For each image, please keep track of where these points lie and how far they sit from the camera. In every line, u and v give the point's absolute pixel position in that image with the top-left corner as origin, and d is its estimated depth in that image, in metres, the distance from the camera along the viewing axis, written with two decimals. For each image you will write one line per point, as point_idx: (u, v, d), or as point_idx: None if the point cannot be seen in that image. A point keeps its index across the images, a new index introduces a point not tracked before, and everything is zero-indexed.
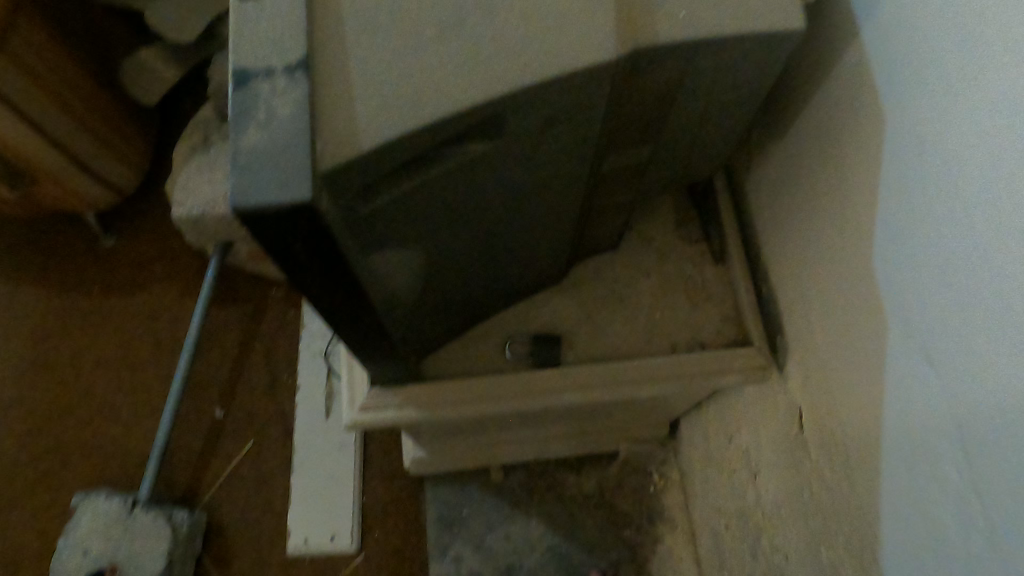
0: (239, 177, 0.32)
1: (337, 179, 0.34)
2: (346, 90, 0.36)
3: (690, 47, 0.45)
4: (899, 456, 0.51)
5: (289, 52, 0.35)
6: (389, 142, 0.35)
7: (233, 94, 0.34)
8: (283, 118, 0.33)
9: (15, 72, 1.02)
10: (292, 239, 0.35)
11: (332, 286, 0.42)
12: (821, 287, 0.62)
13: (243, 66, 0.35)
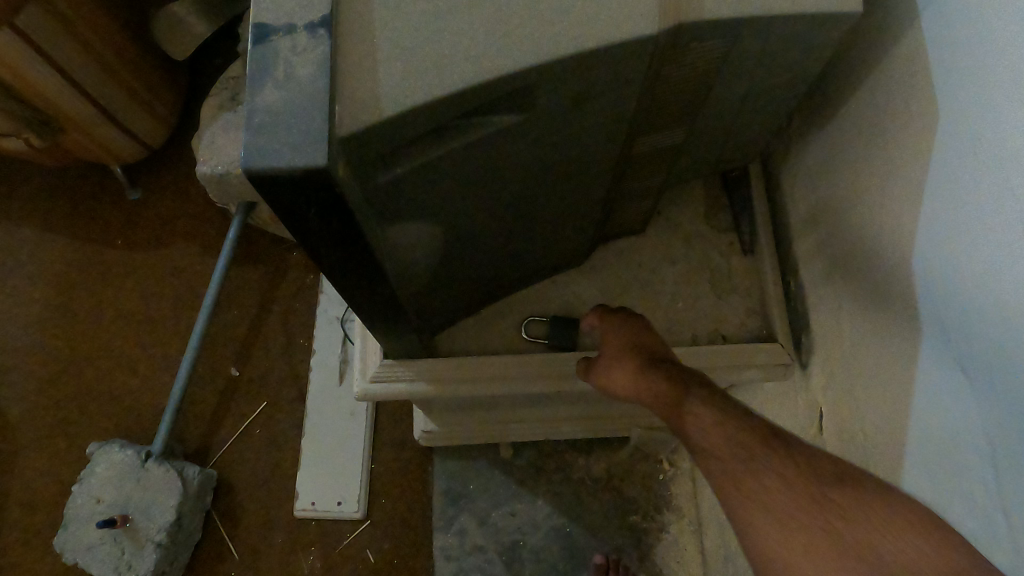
0: (253, 136, 0.31)
1: (354, 144, 0.33)
2: (369, 51, 0.34)
3: (734, 27, 0.42)
4: (934, 468, 0.51)
5: (312, 6, 0.33)
6: (411, 108, 0.33)
7: (252, 48, 0.32)
8: (302, 77, 0.31)
9: (47, 19, 1.02)
10: (305, 203, 0.34)
11: (345, 254, 0.41)
12: (858, 288, 0.61)
13: (264, 18, 0.33)
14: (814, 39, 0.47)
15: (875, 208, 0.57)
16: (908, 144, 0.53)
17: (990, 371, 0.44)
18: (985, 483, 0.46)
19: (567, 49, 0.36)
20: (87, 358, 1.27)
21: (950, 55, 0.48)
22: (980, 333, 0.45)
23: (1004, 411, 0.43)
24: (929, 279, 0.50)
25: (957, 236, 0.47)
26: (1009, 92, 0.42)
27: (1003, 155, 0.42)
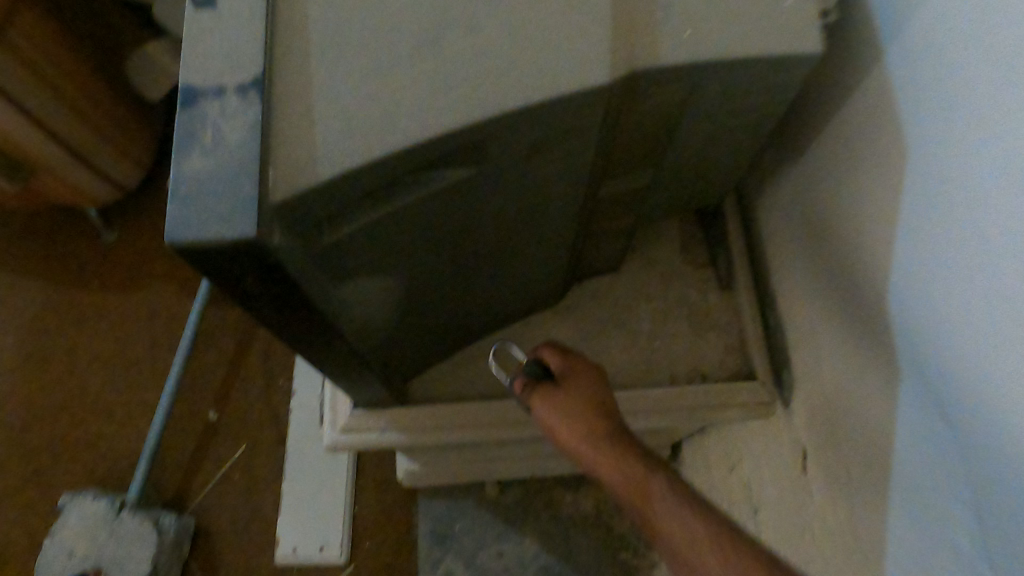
0: (181, 208, 0.29)
1: (292, 208, 0.32)
2: (305, 111, 0.32)
3: (694, 69, 0.41)
4: (913, 518, 0.49)
5: (244, 69, 0.32)
6: (351, 169, 0.32)
7: (180, 115, 0.31)
8: (233, 143, 0.30)
9: (15, 65, 1.00)
10: (244, 273, 0.32)
11: (294, 317, 0.39)
12: (837, 325, 0.59)
13: (192, 82, 0.32)
14: (782, 80, 0.46)
15: (850, 245, 0.56)
16: (877, 181, 0.52)
17: (960, 418, 0.43)
18: (967, 533, 0.43)
19: (515, 102, 0.35)
20: (62, 405, 1.24)
21: (906, 90, 0.47)
22: (950, 379, 0.43)
23: (977, 462, 0.41)
24: (907, 317, 0.48)
25: (923, 277, 0.46)
26: (967, 132, 0.41)
27: (966, 196, 0.41)
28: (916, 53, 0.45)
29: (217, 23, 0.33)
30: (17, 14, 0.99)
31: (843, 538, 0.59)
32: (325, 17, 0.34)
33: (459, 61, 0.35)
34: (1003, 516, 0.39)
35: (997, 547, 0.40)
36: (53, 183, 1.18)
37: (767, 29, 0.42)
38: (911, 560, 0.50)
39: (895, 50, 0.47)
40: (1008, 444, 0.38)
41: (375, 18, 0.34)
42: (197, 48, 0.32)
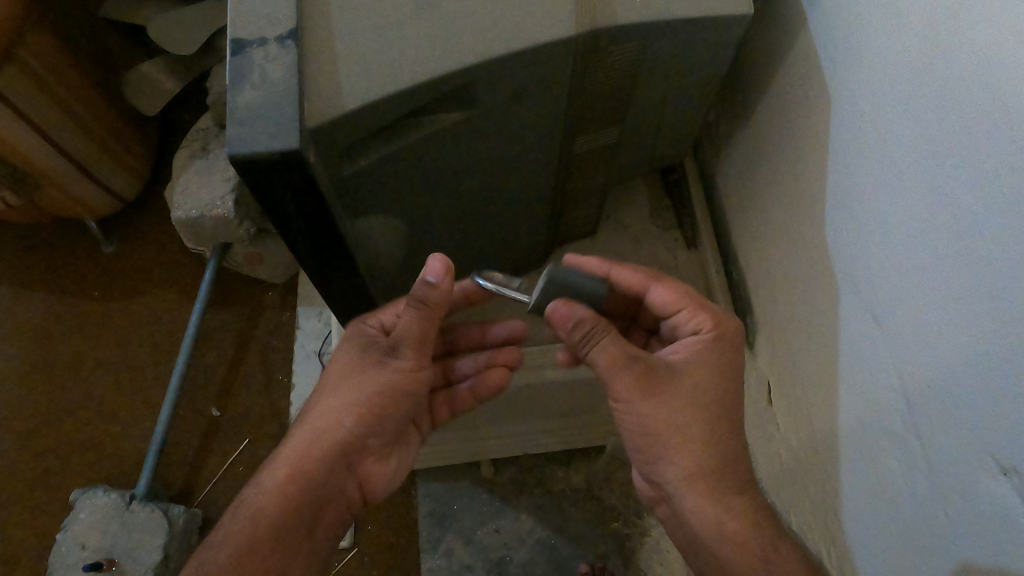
0: (236, 129, 0.38)
1: (323, 134, 0.39)
2: (332, 59, 0.40)
3: (645, 29, 0.50)
4: (856, 416, 0.57)
5: (281, 24, 0.40)
6: (371, 103, 0.40)
7: (231, 61, 0.40)
8: (275, 80, 0.38)
9: (24, 80, 1.07)
10: (283, 190, 0.40)
11: (320, 242, 0.47)
12: (790, 264, 0.68)
13: (239, 37, 0.40)
14: (721, 39, 0.54)
15: (801, 190, 0.65)
16: (820, 131, 0.61)
17: (893, 314, 0.52)
18: (898, 411, 0.52)
19: (499, 50, 0.43)
20: (67, 409, 1.27)
21: (845, 51, 0.56)
22: (884, 285, 0.53)
23: (908, 347, 0.50)
24: (842, 246, 0.59)
25: (860, 205, 0.56)
26: (890, 80, 0.51)
27: (891, 130, 0.51)
28: (851, 21, 0.55)
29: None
30: (26, 33, 1.06)
31: (806, 451, 0.67)
32: None
33: (452, 17, 0.43)
34: (928, 387, 0.48)
35: (918, 419, 0.49)
36: (57, 195, 1.24)
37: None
38: (856, 452, 0.58)
39: (836, 18, 0.57)
40: (934, 324, 0.47)
41: None
42: (242, 12, 0.41)
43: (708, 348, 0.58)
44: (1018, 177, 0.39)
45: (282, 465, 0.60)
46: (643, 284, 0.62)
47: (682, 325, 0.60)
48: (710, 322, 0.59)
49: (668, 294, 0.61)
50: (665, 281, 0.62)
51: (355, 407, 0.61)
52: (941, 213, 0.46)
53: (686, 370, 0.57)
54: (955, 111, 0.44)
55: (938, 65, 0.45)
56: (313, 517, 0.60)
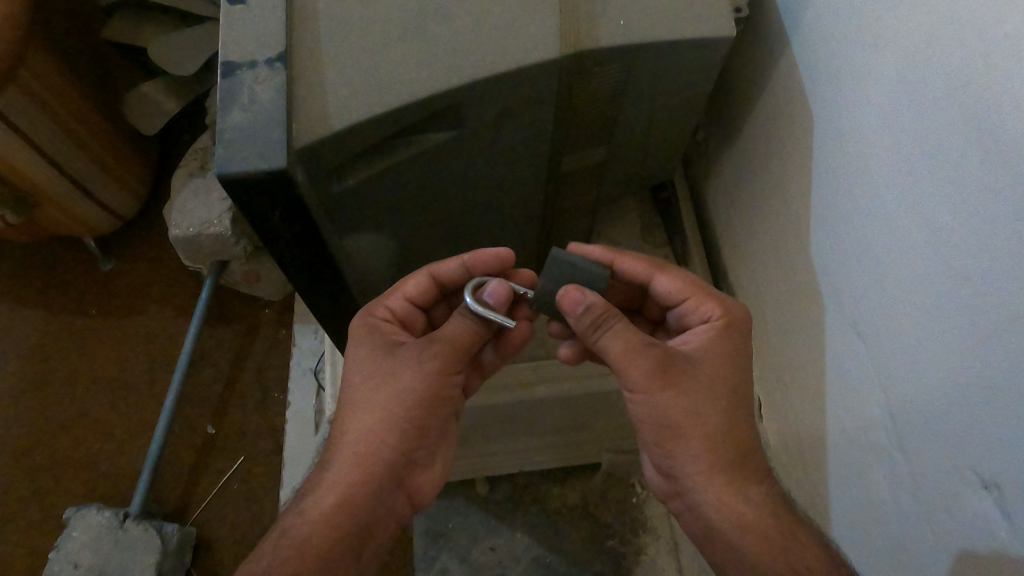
0: (224, 149, 0.39)
1: (310, 154, 0.40)
2: (319, 80, 0.41)
3: (628, 50, 0.51)
4: (843, 433, 0.58)
5: (270, 47, 0.41)
6: (356, 124, 0.41)
7: (221, 83, 0.40)
8: (264, 102, 0.39)
9: (25, 101, 1.08)
10: (271, 209, 0.41)
11: (309, 261, 0.48)
12: (777, 281, 0.69)
13: (229, 60, 0.41)
14: (706, 61, 0.56)
15: (786, 208, 0.66)
16: (804, 150, 0.62)
17: (877, 331, 0.52)
18: (884, 428, 0.52)
19: (485, 74, 0.44)
20: (62, 427, 1.27)
21: (826, 72, 0.58)
22: (869, 302, 0.53)
23: (893, 363, 0.50)
24: (827, 262, 0.59)
25: (844, 223, 0.56)
26: (872, 100, 0.52)
27: (874, 149, 0.52)
28: (833, 42, 0.56)
29: (247, 17, 0.42)
30: (28, 55, 1.07)
31: (796, 468, 0.67)
32: (332, 12, 0.43)
33: (439, 41, 0.44)
34: (914, 404, 0.48)
35: (903, 435, 0.49)
36: (56, 214, 1.25)
37: (684, 20, 0.52)
38: (844, 470, 0.58)
39: (818, 39, 0.58)
40: (918, 341, 0.47)
41: (371, 11, 0.44)
42: (232, 35, 0.42)
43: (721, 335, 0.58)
44: (995, 193, 0.39)
45: (326, 494, 0.53)
46: (649, 275, 0.63)
47: (691, 315, 0.61)
48: (719, 311, 0.59)
49: (674, 284, 0.62)
50: (670, 272, 0.63)
51: (383, 418, 0.55)
52: (923, 231, 0.46)
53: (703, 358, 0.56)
54: (936, 131, 0.45)
55: (918, 86, 0.46)
56: (363, 545, 0.54)
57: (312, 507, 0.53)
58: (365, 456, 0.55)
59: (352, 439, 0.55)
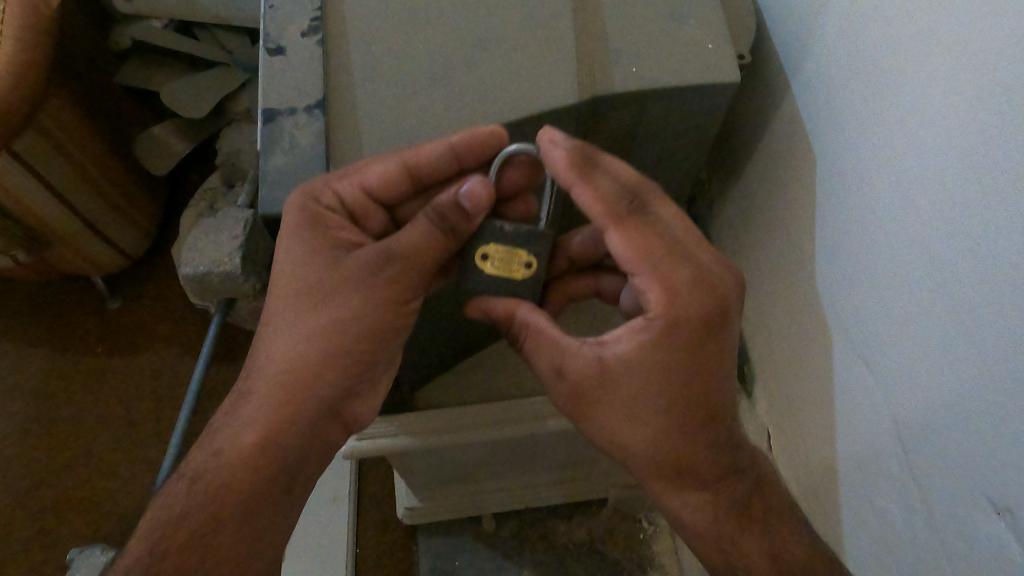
0: (273, 189, 0.50)
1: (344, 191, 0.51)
2: (354, 127, 0.51)
3: (639, 96, 0.55)
4: (852, 458, 0.59)
5: (309, 98, 0.51)
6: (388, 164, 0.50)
7: (264, 128, 0.51)
8: (305, 148, 0.50)
9: (44, 143, 1.11)
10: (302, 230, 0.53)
11: None
12: (781, 312, 0.72)
13: (272, 108, 0.51)
14: (713, 106, 0.58)
15: (786, 242, 0.70)
16: (801, 188, 0.66)
17: (882, 359, 0.54)
18: (894, 456, 0.53)
19: (507, 118, 0.51)
20: (67, 466, 1.26)
21: (825, 113, 0.61)
22: (872, 330, 0.56)
23: (898, 389, 0.52)
24: (834, 293, 0.61)
25: (845, 256, 0.59)
26: (868, 140, 0.55)
27: (872, 186, 0.55)
28: (830, 87, 0.60)
29: (289, 73, 0.52)
30: (48, 99, 1.10)
31: (806, 496, 0.68)
32: (365, 69, 0.52)
33: (461, 89, 0.52)
34: (921, 428, 0.50)
35: (914, 462, 0.51)
36: (67, 253, 1.26)
37: (692, 67, 0.56)
38: (856, 497, 0.59)
39: (818, 83, 0.62)
40: (923, 367, 0.49)
41: (401, 67, 0.52)
42: (278, 88, 0.52)
43: (651, 336, 0.52)
44: (992, 226, 0.42)
45: (246, 429, 0.51)
46: (601, 225, 0.53)
47: (641, 294, 0.54)
48: (663, 303, 0.52)
49: (625, 246, 0.53)
50: (626, 226, 0.53)
51: (315, 343, 0.51)
52: (924, 263, 0.49)
53: (627, 385, 0.52)
54: (933, 167, 0.47)
55: (911, 128, 0.49)
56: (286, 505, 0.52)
57: (253, 451, 0.50)
58: (291, 376, 0.51)
59: (270, 368, 0.52)
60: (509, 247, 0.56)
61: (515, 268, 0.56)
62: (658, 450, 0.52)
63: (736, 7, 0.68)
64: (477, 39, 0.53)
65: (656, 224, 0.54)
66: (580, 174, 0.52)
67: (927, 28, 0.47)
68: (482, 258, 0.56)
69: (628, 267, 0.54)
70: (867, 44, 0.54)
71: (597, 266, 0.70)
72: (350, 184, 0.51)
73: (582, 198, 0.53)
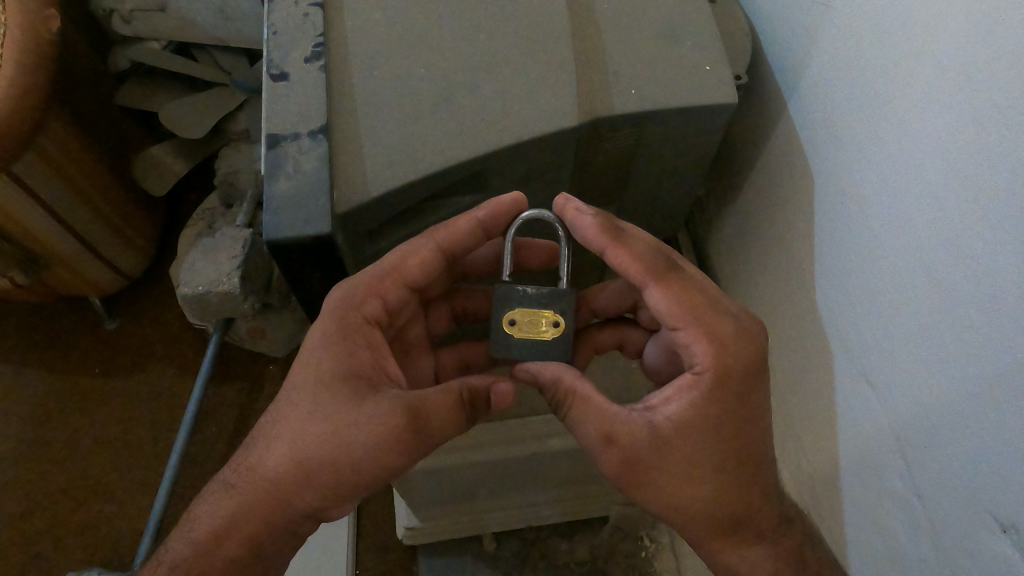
0: (276, 214, 0.48)
1: (348, 217, 0.50)
2: (358, 151, 0.51)
3: (637, 117, 0.56)
4: (855, 476, 0.59)
5: (313, 122, 0.51)
6: (393, 187, 0.50)
7: (268, 153, 0.51)
8: (308, 171, 0.49)
9: (44, 165, 1.10)
10: (304, 257, 0.51)
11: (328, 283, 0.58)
12: (780, 328, 0.72)
13: (276, 133, 0.51)
14: (711, 125, 0.59)
15: (785, 259, 0.70)
16: (798, 204, 0.67)
17: (884, 376, 0.55)
18: (899, 475, 0.53)
19: (510, 140, 0.51)
20: (64, 488, 1.25)
21: (821, 132, 0.62)
22: (873, 349, 0.56)
23: (901, 406, 0.52)
24: (834, 311, 0.62)
25: (845, 274, 0.59)
26: (865, 160, 0.56)
27: (870, 206, 0.55)
28: (825, 108, 0.61)
29: (292, 96, 0.52)
30: (48, 120, 1.10)
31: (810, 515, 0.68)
32: (368, 94, 0.53)
33: (464, 112, 0.52)
34: (925, 445, 0.50)
35: (919, 482, 0.51)
36: (65, 274, 1.25)
37: (690, 88, 0.57)
38: (860, 514, 0.59)
39: (813, 103, 0.63)
40: (926, 387, 0.49)
41: (404, 90, 0.53)
42: (282, 112, 0.52)
43: (704, 393, 0.51)
44: (994, 246, 0.42)
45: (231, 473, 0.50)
46: (641, 284, 0.54)
47: (684, 350, 0.54)
48: (713, 359, 0.52)
49: (666, 303, 0.54)
50: (664, 281, 0.54)
51: (332, 449, 0.49)
52: (924, 283, 0.49)
53: (687, 445, 0.51)
54: (931, 187, 0.48)
55: (908, 149, 0.50)
56: (268, 549, 0.52)
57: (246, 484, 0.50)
58: (328, 455, 0.49)
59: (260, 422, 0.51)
60: (534, 307, 0.58)
61: (542, 329, 0.57)
62: (717, 504, 0.51)
63: (732, 28, 0.69)
64: (478, 63, 0.54)
65: (692, 281, 0.55)
66: (611, 237, 0.54)
67: (923, 52, 0.48)
68: (510, 323, 0.57)
69: (669, 322, 0.54)
70: (863, 65, 0.55)
71: (621, 319, 0.71)
72: (392, 279, 0.56)
73: (616, 260, 0.55)
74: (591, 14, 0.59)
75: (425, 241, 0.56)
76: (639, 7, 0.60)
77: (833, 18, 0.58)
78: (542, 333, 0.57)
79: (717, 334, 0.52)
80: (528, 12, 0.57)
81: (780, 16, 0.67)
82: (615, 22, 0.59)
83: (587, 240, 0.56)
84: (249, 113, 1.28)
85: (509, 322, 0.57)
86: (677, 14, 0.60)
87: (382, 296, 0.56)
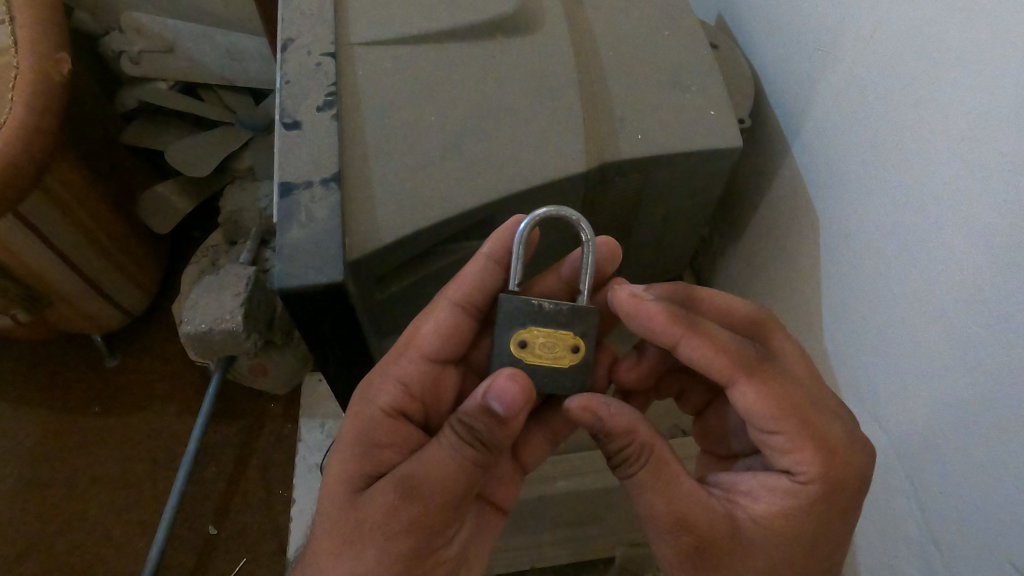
0: (287, 262, 0.48)
1: (360, 265, 0.50)
2: (371, 199, 0.51)
3: (646, 162, 0.57)
4: (868, 518, 0.58)
5: (327, 171, 0.52)
6: (405, 236, 0.50)
7: (281, 202, 0.50)
8: (319, 220, 0.49)
9: (51, 203, 1.11)
10: (317, 310, 0.51)
11: (342, 352, 0.57)
12: None
13: (289, 182, 0.52)
14: (718, 167, 0.60)
15: (790, 295, 0.71)
16: (804, 246, 0.67)
17: (893, 417, 0.54)
18: (914, 520, 0.52)
19: (519, 186, 0.52)
20: (60, 529, 1.23)
21: (824, 174, 0.62)
22: (882, 390, 0.56)
23: (912, 447, 0.52)
24: (841, 350, 0.61)
25: (852, 314, 0.60)
26: (869, 202, 0.56)
27: (875, 248, 0.56)
28: (827, 151, 0.62)
29: (305, 144, 0.53)
30: (55, 160, 1.11)
31: None
32: (379, 141, 0.53)
33: (475, 159, 0.53)
34: (940, 488, 0.49)
35: (937, 528, 0.50)
36: (68, 313, 1.24)
37: (697, 134, 0.58)
38: (874, 557, 0.58)
39: (816, 147, 0.63)
40: (938, 430, 0.49)
41: (414, 138, 0.53)
42: (294, 160, 0.52)
43: (798, 500, 0.48)
44: (1003, 291, 0.43)
45: None
46: (729, 378, 0.49)
47: (778, 451, 0.49)
48: (820, 469, 0.47)
49: (759, 403, 0.48)
50: (764, 380, 0.48)
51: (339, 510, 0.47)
52: (933, 325, 0.49)
53: (754, 539, 0.47)
54: (939, 232, 0.48)
55: (912, 195, 0.51)
56: None
57: None
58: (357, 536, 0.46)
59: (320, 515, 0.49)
60: (553, 327, 0.50)
61: (560, 355, 0.50)
62: None
63: (734, 72, 0.70)
64: (485, 111, 0.55)
65: (798, 383, 0.49)
66: (687, 326, 0.49)
67: (926, 99, 0.49)
68: (521, 347, 0.50)
69: (767, 424, 0.48)
70: (864, 110, 0.56)
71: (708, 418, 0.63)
72: (409, 350, 0.55)
73: (695, 352, 0.49)
74: (598, 62, 0.60)
75: (441, 303, 0.55)
76: (646, 55, 0.62)
77: (833, 64, 0.59)
78: (561, 358, 0.50)
79: (826, 448, 0.48)
80: (536, 60, 0.58)
81: (781, 61, 0.68)
82: (622, 71, 0.60)
83: (653, 328, 0.50)
84: (256, 151, 1.29)
85: (519, 344, 0.50)
86: (680, 60, 0.62)
87: (399, 375, 0.54)
